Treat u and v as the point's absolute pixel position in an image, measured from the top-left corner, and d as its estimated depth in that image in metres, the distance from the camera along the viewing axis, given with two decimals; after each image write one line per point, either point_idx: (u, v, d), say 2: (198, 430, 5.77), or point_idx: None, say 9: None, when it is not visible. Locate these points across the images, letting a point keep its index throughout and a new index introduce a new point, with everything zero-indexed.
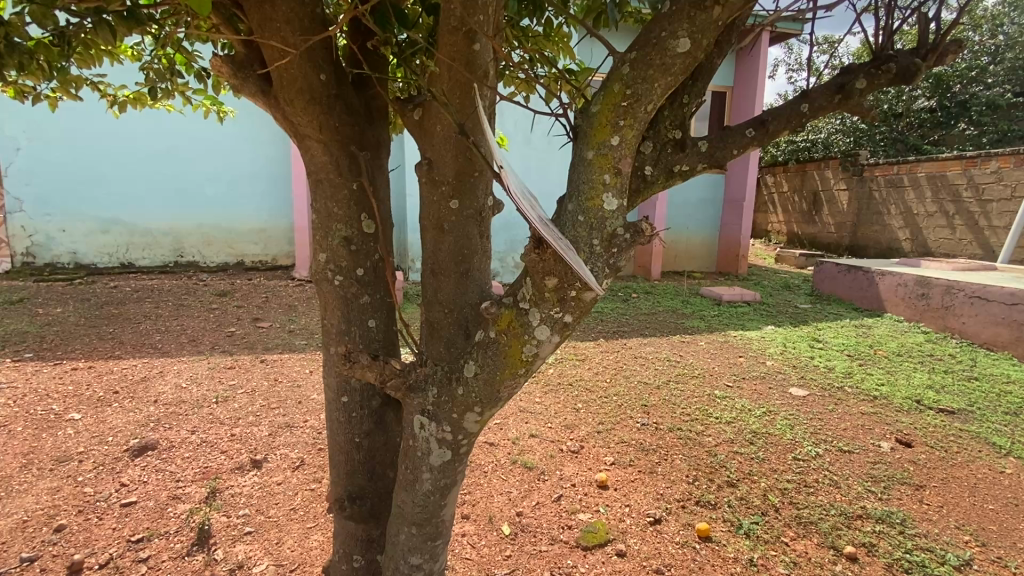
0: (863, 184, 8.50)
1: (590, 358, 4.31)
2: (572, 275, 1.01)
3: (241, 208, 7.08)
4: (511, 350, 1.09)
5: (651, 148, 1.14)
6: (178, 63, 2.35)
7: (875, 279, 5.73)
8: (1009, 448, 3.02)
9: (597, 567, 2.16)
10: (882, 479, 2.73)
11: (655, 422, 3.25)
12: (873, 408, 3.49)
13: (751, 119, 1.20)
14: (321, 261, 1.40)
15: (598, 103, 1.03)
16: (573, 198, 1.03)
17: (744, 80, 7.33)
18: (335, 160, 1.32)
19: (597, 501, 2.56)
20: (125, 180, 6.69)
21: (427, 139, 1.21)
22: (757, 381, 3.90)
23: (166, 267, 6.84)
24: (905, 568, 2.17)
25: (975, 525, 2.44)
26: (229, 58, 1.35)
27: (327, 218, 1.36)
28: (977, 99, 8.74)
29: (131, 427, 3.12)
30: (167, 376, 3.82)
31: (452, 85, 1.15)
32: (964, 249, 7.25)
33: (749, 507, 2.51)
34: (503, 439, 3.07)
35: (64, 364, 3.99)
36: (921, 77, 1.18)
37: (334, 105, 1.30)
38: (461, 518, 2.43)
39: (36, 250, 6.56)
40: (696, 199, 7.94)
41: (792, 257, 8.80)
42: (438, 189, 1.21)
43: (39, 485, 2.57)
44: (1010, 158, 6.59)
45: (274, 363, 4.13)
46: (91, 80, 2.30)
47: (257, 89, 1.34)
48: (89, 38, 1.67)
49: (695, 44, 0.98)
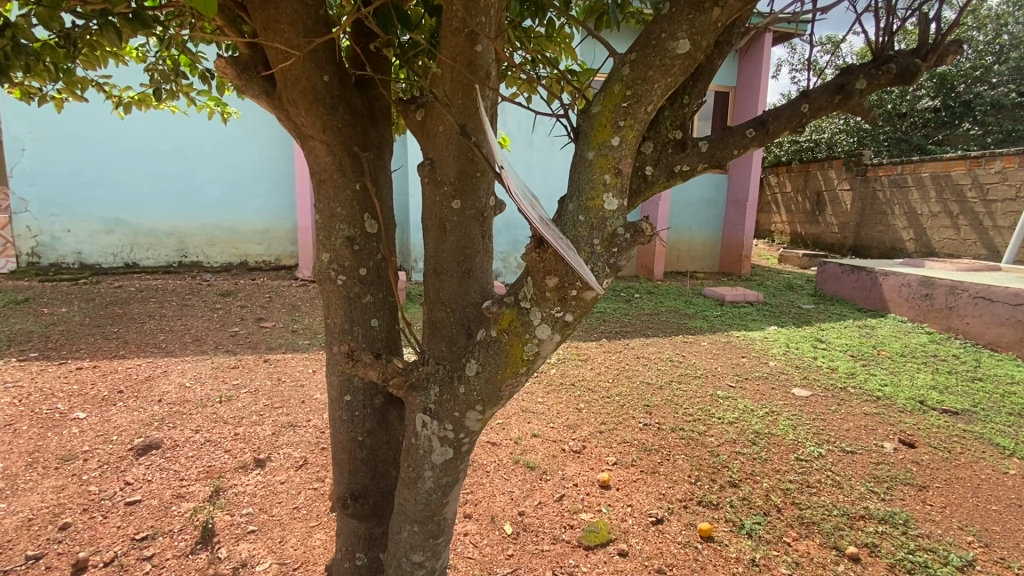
0: (868, 184, 8.49)
1: (592, 358, 4.32)
2: (573, 274, 1.02)
3: (245, 209, 7.11)
4: (512, 349, 1.09)
5: (652, 148, 1.15)
6: (182, 64, 2.36)
7: (879, 279, 5.72)
8: (1013, 449, 3.01)
9: (599, 567, 2.17)
10: (885, 480, 2.72)
11: (658, 422, 3.26)
12: (876, 408, 3.49)
13: (751, 119, 1.20)
14: (323, 262, 1.41)
15: (598, 103, 1.04)
16: (574, 198, 1.04)
17: (746, 79, 7.32)
18: (337, 161, 1.33)
19: (599, 501, 2.56)
20: (131, 180, 6.73)
21: (429, 140, 1.23)
22: (760, 381, 3.90)
23: (169, 267, 6.87)
24: (907, 568, 2.17)
25: (978, 526, 2.43)
26: (233, 59, 1.35)
27: (330, 218, 1.37)
28: (981, 99, 8.70)
29: (135, 426, 3.14)
30: (171, 376, 3.85)
31: (453, 86, 1.16)
32: (968, 250, 7.23)
33: (752, 507, 2.51)
34: (505, 439, 3.08)
35: (69, 364, 4.02)
36: (921, 78, 1.19)
37: (337, 106, 1.31)
38: (464, 518, 2.43)
39: (41, 249, 6.59)
40: (698, 198, 7.92)
41: (795, 257, 8.85)
42: (439, 189, 1.22)
43: (45, 483, 2.59)
44: (1015, 158, 6.56)
45: (277, 363, 4.15)
46: (96, 81, 2.31)
47: (261, 90, 1.34)
48: (95, 41, 1.68)
49: (694, 45, 0.99)
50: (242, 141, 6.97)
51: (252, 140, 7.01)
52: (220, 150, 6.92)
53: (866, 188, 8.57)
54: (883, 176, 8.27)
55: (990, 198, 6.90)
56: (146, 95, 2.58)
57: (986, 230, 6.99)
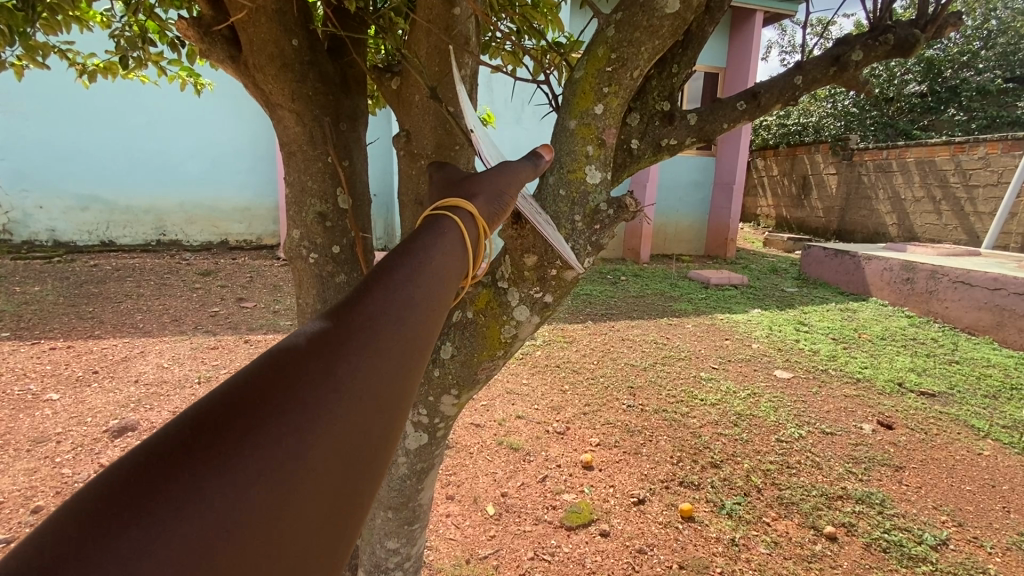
0: (853, 168, 8.55)
1: (577, 340, 4.29)
2: (552, 253, 0.98)
3: (225, 185, 6.91)
4: (488, 331, 1.04)
5: (638, 120, 1.08)
6: (151, 31, 2.24)
7: (862, 263, 5.76)
8: (987, 430, 3.05)
9: (581, 547, 2.16)
10: (863, 460, 2.75)
11: (641, 404, 3.25)
12: (856, 391, 3.52)
13: (743, 91, 1.15)
14: (293, 238, 1.35)
15: (581, 68, 0.98)
16: (554, 170, 0.98)
17: (736, 59, 7.25)
18: (307, 131, 1.26)
19: (582, 482, 2.56)
20: (106, 155, 6.52)
21: (406, 110, 1.17)
22: (742, 363, 3.91)
23: (147, 245, 6.68)
24: (883, 547, 2.20)
25: (952, 506, 2.47)
26: (196, 19, 1.26)
27: (300, 192, 1.30)
28: (967, 84, 8.76)
29: (110, 407, 3.06)
30: (149, 357, 3.75)
31: (430, 50, 1.10)
32: (949, 235, 7.31)
33: (732, 488, 2.52)
34: (489, 421, 3.05)
35: (42, 344, 3.90)
36: (919, 51, 1.16)
37: (308, 72, 1.24)
38: (446, 499, 2.43)
39: (13, 227, 6.36)
40: (685, 181, 7.89)
41: (780, 241, 8.86)
42: (416, 162, 1.17)
43: (16, 465, 2.53)
44: (998, 144, 6.60)
45: (258, 343, 4.06)
46: (59, 47, 2.17)
47: (226, 55, 1.27)
48: (54, 2, 1.57)
49: (684, 4, 0.93)
50: (220, 116, 6.76)
51: (230, 114, 6.80)
52: (196, 123, 6.70)
53: (851, 172, 8.61)
54: (868, 160, 8.29)
55: (973, 184, 6.95)
56: (112, 62, 2.42)
57: (967, 216, 7.05)
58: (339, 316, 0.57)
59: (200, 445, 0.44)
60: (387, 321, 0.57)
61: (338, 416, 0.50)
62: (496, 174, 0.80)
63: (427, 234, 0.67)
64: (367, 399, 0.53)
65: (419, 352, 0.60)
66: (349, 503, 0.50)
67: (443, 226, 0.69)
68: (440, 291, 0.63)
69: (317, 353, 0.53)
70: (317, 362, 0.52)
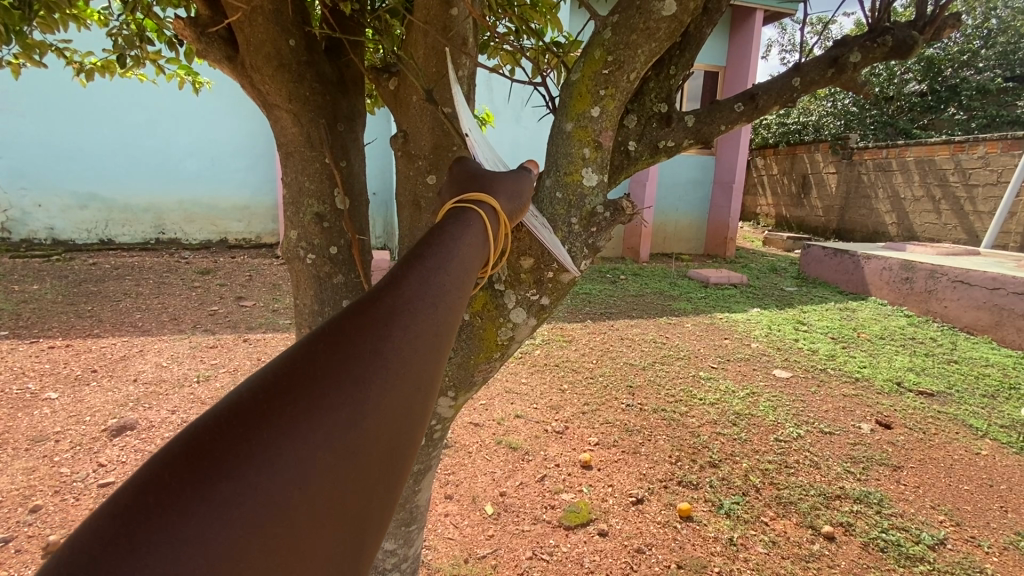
0: (852, 167, 8.55)
1: (576, 340, 4.28)
2: (548, 256, 0.98)
3: (224, 184, 6.90)
4: (485, 333, 1.03)
5: (636, 121, 1.08)
6: (149, 29, 2.23)
7: (861, 262, 5.76)
8: (984, 430, 3.06)
9: (579, 546, 2.16)
10: (862, 460, 2.75)
11: (640, 403, 3.25)
12: (855, 390, 3.51)
13: (740, 93, 1.15)
14: (291, 238, 1.34)
15: (578, 71, 0.98)
16: (551, 172, 0.98)
17: (736, 58, 7.25)
18: (305, 132, 1.26)
19: (581, 481, 2.56)
20: (105, 153, 6.51)
21: (403, 112, 1.17)
22: (741, 362, 3.91)
23: (146, 244, 6.67)
24: (881, 547, 2.20)
25: (950, 505, 2.47)
26: (193, 20, 1.26)
27: (298, 192, 1.30)
28: (967, 83, 8.75)
29: (109, 406, 3.06)
30: (147, 356, 3.75)
31: (427, 51, 1.10)
32: (948, 234, 7.31)
33: (731, 487, 2.52)
34: (488, 420, 3.05)
35: (41, 342, 3.90)
36: (917, 52, 1.16)
37: (305, 73, 1.23)
38: (445, 498, 2.43)
39: (11, 225, 6.35)
40: (685, 180, 7.89)
41: (780, 240, 8.85)
42: (414, 163, 1.16)
43: (15, 464, 2.53)
44: (998, 143, 6.60)
45: (257, 342, 4.05)
46: (56, 46, 2.16)
47: (223, 55, 1.26)
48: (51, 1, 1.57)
49: (680, 7, 0.93)
50: (219, 114, 6.76)
51: (229, 112, 6.79)
52: (195, 121, 6.70)
53: (851, 171, 8.60)
54: (868, 159, 8.29)
55: (973, 183, 6.94)
56: (110, 61, 2.41)
57: (967, 215, 7.05)
58: (368, 302, 0.56)
59: (246, 428, 0.44)
60: (420, 304, 0.57)
61: (379, 393, 0.51)
62: (510, 176, 0.80)
63: (451, 226, 0.66)
64: (402, 380, 0.53)
65: (448, 337, 0.59)
66: (388, 479, 0.52)
67: (468, 220, 0.67)
68: (464, 277, 0.62)
69: (351, 337, 0.52)
70: (348, 346, 0.52)
